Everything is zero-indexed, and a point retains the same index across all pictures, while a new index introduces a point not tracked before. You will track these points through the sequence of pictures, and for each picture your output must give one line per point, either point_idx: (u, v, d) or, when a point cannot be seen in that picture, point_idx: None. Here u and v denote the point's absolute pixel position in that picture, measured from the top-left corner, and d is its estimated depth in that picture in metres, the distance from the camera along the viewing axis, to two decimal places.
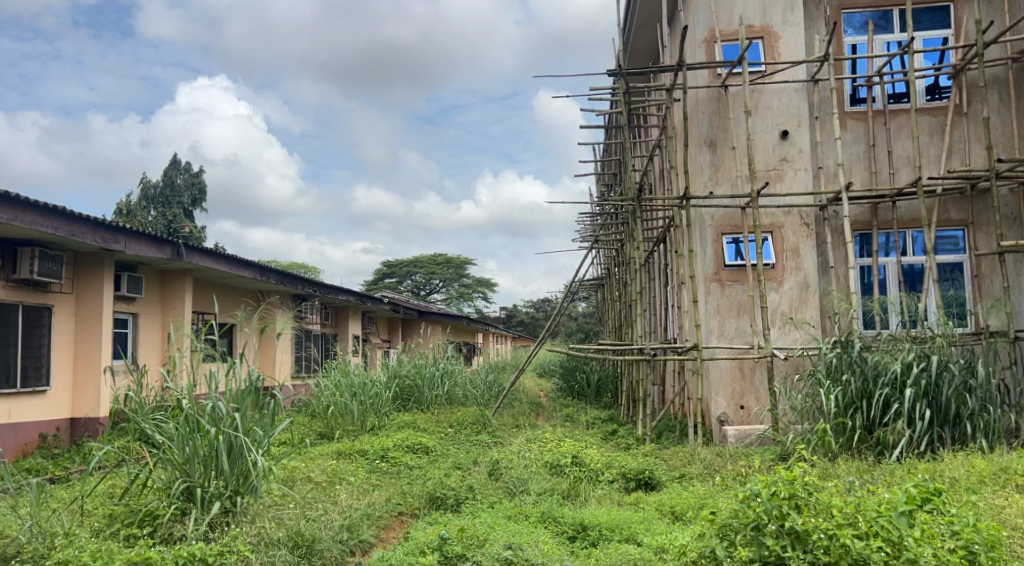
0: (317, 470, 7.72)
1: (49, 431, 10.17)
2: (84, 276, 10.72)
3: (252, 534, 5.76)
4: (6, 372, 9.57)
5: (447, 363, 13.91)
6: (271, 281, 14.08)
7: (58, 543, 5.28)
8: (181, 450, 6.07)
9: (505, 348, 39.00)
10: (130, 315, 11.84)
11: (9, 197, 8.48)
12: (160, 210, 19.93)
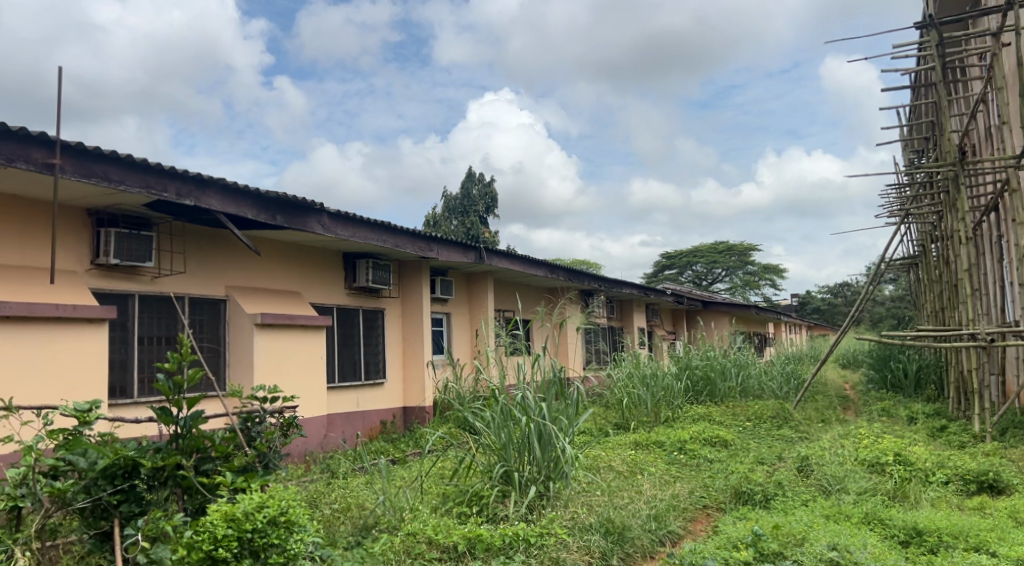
0: (619, 460, 7.88)
1: (387, 418, 11.47)
2: (407, 281, 11.97)
3: (567, 518, 6.00)
4: (353, 367, 10.98)
5: (741, 354, 13.48)
6: (563, 277, 14.63)
7: (406, 516, 5.98)
8: (497, 436, 6.49)
9: (799, 337, 36.91)
10: (444, 314, 12.99)
11: (347, 217, 9.75)
12: (459, 219, 21.61)
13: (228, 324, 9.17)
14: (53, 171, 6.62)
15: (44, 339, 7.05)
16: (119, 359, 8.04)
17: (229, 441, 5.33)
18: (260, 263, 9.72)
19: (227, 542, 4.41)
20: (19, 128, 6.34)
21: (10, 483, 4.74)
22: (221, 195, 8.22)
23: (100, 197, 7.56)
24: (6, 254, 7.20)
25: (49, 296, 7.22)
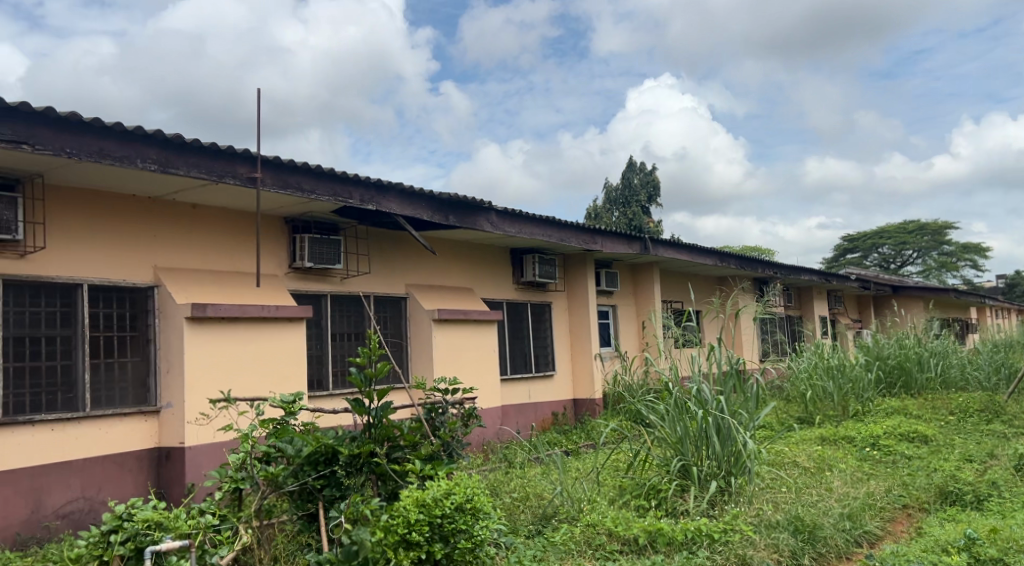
0: (804, 456, 7.51)
1: (559, 410, 11.60)
2: (573, 274, 12.03)
3: (751, 514, 5.78)
4: (523, 359, 11.19)
5: (940, 343, 12.44)
6: (733, 265, 14.14)
7: (584, 507, 6.02)
8: (673, 430, 6.39)
9: (1006, 323, 33.57)
10: (610, 306, 12.95)
11: (514, 214, 9.94)
12: (622, 211, 21.39)
13: (410, 320, 9.61)
14: (255, 185, 7.23)
15: (253, 336, 7.70)
16: (315, 354, 8.63)
17: (416, 430, 5.63)
18: (435, 261, 10.12)
19: (419, 527, 4.60)
20: (226, 147, 6.97)
21: (232, 467, 5.36)
22: (400, 199, 8.64)
23: (293, 206, 8.17)
24: (220, 261, 7.95)
25: (254, 298, 7.88)
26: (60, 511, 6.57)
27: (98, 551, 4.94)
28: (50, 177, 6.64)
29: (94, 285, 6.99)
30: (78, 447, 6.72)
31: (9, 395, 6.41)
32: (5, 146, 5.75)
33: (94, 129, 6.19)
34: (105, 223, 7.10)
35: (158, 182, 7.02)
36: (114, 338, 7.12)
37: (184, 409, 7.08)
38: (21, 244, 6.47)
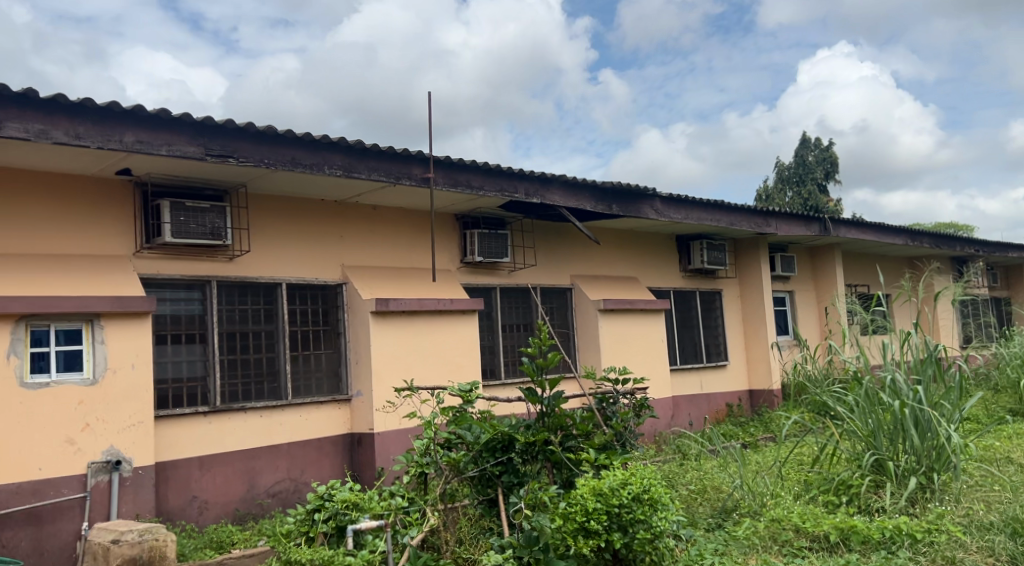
0: (1019, 452, 6.83)
1: (734, 401, 11.29)
2: (746, 259, 11.63)
3: (960, 514, 5.36)
4: (694, 349, 10.98)
5: None
6: (926, 244, 13.09)
7: (768, 502, 5.82)
8: (864, 423, 6.02)
9: None
10: (787, 293, 12.39)
11: (681, 199, 9.77)
12: (796, 190, 20.32)
13: (574, 309, 9.72)
14: (429, 184, 7.57)
15: (432, 328, 8.08)
16: (487, 345, 8.97)
17: (587, 419, 5.67)
18: (600, 252, 10.15)
19: (597, 515, 4.63)
20: (402, 150, 7.34)
21: (417, 453, 5.72)
22: (566, 191, 8.73)
23: (464, 203, 8.47)
24: (399, 258, 8.40)
25: (432, 292, 8.26)
26: (270, 490, 7.20)
27: (306, 528, 5.42)
28: (252, 186, 7.27)
29: (292, 284, 7.59)
30: (283, 432, 7.34)
31: (226, 385, 7.10)
32: (214, 160, 6.37)
33: (287, 140, 6.72)
34: (299, 226, 7.68)
35: (343, 186, 7.51)
36: (309, 332, 7.71)
37: (372, 397, 7.56)
38: (230, 248, 7.12)
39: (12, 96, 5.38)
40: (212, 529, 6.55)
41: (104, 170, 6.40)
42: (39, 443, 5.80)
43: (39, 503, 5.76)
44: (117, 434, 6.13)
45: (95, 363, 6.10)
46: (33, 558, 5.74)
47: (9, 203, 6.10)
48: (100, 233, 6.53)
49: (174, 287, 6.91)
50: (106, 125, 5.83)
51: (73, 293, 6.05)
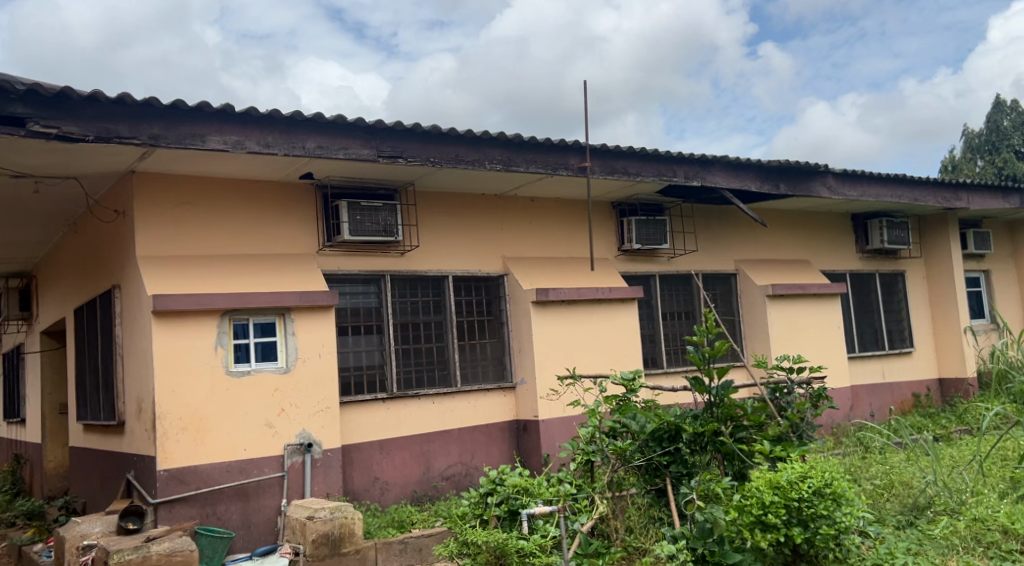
0: None
1: (921, 391, 10.57)
2: (932, 237, 10.83)
3: None
4: (874, 336, 10.37)
5: None
6: None
7: (968, 500, 5.42)
8: None
9: None
10: (981, 272, 11.44)
11: (854, 175, 9.24)
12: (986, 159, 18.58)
13: (740, 296, 9.44)
14: (587, 173, 7.61)
15: (593, 317, 8.15)
16: (649, 334, 8.92)
17: (760, 410, 5.51)
18: (769, 236, 9.80)
19: (776, 508, 4.51)
20: (558, 140, 7.42)
21: (583, 441, 5.80)
22: (728, 172, 8.50)
23: (622, 190, 8.44)
24: (558, 248, 8.51)
25: (593, 281, 8.33)
26: (444, 473, 7.55)
27: (480, 511, 5.67)
28: (420, 184, 7.59)
29: (457, 276, 7.88)
30: (454, 418, 7.66)
31: (401, 372, 7.49)
32: (385, 161, 6.73)
33: (449, 138, 6.97)
34: (462, 220, 7.96)
35: (504, 180, 7.70)
36: (475, 322, 7.97)
37: (536, 385, 7.74)
38: (401, 244, 7.50)
39: (212, 112, 5.93)
40: (394, 509, 6.97)
41: (289, 175, 6.92)
42: (244, 427, 6.39)
43: (246, 480, 6.35)
44: (308, 418, 6.65)
45: (288, 353, 6.62)
46: (242, 530, 6.34)
47: (211, 208, 6.70)
48: (289, 233, 7.05)
49: (352, 282, 7.35)
50: (290, 134, 6.29)
51: (268, 289, 6.60)
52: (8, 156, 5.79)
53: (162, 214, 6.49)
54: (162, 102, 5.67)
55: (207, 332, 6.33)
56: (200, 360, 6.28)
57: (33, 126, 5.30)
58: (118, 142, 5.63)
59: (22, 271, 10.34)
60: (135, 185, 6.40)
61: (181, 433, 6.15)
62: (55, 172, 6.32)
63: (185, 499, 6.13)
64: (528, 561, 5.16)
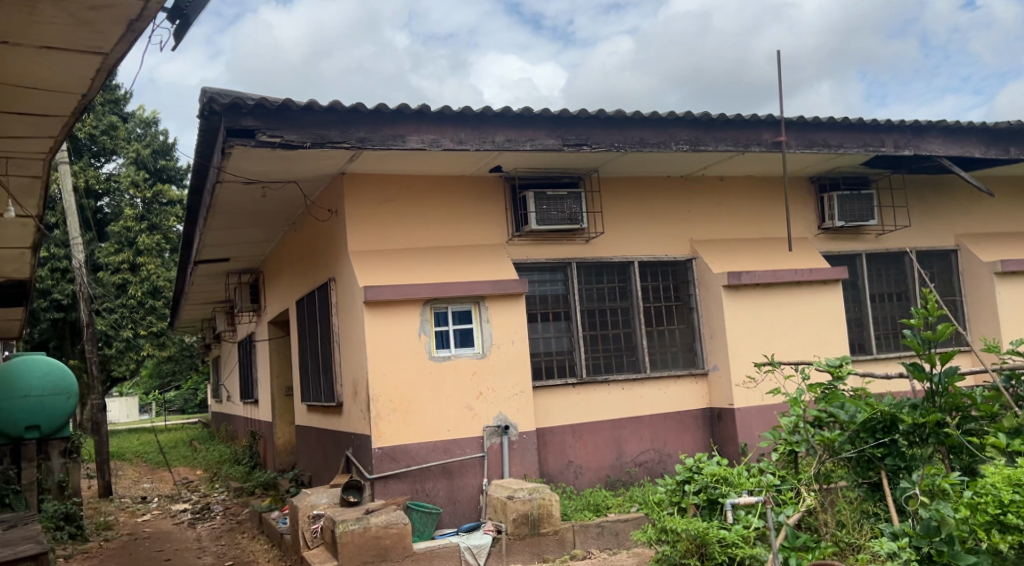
0: None
1: None
2: None
3: None
4: None
5: None
6: None
7: None
8: None
9: None
10: None
11: None
12: None
13: (962, 274, 8.65)
14: (781, 149, 7.29)
15: (791, 300, 7.80)
16: (855, 317, 8.38)
17: (992, 400, 5.30)
18: (994, 207, 8.93)
19: (1018, 509, 4.13)
20: (750, 116, 7.17)
21: (785, 431, 5.51)
22: (943, 139, 7.82)
23: (820, 164, 7.97)
24: (750, 228, 8.20)
25: (789, 262, 7.94)
26: (637, 459, 7.54)
27: (677, 499, 5.55)
28: (604, 170, 7.60)
29: (644, 261, 7.81)
30: (646, 404, 7.61)
31: (590, 358, 7.56)
32: (571, 150, 6.79)
33: (635, 122, 6.92)
34: (649, 204, 7.87)
35: (692, 161, 7.54)
36: (663, 308, 7.89)
37: (730, 372, 7.53)
38: (586, 231, 7.56)
39: (411, 113, 6.26)
40: (589, 492, 7.06)
41: (481, 168, 7.15)
42: (446, 410, 6.73)
43: (450, 460, 6.69)
44: (505, 401, 6.89)
45: (484, 339, 6.88)
46: (448, 507, 6.70)
47: (410, 203, 7.07)
48: (482, 223, 7.28)
49: (540, 270, 7.49)
50: (481, 129, 6.51)
51: (464, 279, 6.88)
52: (239, 165, 6.44)
53: (368, 210, 6.93)
54: (367, 107, 6.07)
55: (411, 319, 6.71)
56: (405, 347, 6.67)
57: (261, 137, 5.86)
58: (330, 146, 6.09)
59: (251, 267, 11.46)
60: (345, 186, 6.89)
61: (391, 414, 6.57)
62: (278, 177, 6.95)
63: (397, 476, 6.55)
64: (731, 552, 5.05)
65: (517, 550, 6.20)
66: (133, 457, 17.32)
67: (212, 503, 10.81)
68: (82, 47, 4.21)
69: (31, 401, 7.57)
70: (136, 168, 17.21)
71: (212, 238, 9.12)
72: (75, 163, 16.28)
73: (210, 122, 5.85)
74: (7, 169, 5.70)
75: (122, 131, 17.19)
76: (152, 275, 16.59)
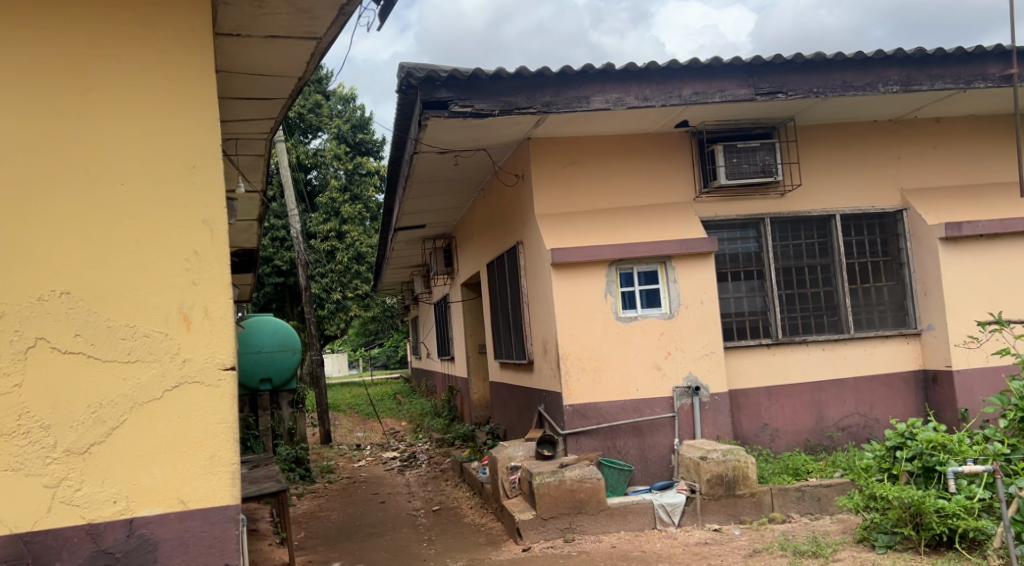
0: None
1: None
2: None
3: None
4: None
5: None
6: None
7: None
8: None
9: None
10: None
11: None
12: None
13: None
14: (1013, 82, 6.59)
15: (1019, 252, 7.07)
16: None
17: None
18: None
19: None
20: (973, 49, 6.51)
21: (1016, 396, 5.18)
22: None
23: None
24: (969, 173, 7.47)
25: (1018, 209, 7.17)
26: (840, 423, 7.19)
27: (888, 465, 5.30)
28: (801, 118, 7.19)
29: (846, 214, 7.34)
30: (849, 366, 7.22)
31: (786, 318, 7.26)
32: (764, 99, 6.48)
33: (837, 64, 6.49)
34: (850, 152, 7.37)
35: (900, 103, 6.96)
36: (868, 264, 7.42)
37: (949, 332, 6.97)
38: (781, 184, 7.21)
39: (596, 73, 6.23)
40: (788, 456, 6.85)
41: (666, 125, 7.00)
42: (637, 369, 6.75)
43: (640, 419, 6.73)
44: (695, 362, 6.80)
45: (672, 299, 6.80)
46: (640, 464, 6.75)
47: (595, 163, 7.05)
48: (671, 180, 7.14)
49: (730, 228, 7.25)
50: (667, 83, 6.37)
51: (653, 238, 6.80)
52: (434, 136, 6.73)
53: (554, 173, 7.00)
54: (552, 70, 6.11)
55: (598, 281, 6.76)
56: (595, 307, 6.74)
57: (453, 107, 6.09)
58: (518, 113, 6.22)
59: (445, 232, 11.98)
60: (532, 151, 6.99)
61: (581, 373, 6.69)
62: (470, 146, 7.19)
63: (589, 432, 6.69)
64: (952, 522, 4.84)
65: (712, 510, 6.16)
66: (347, 408, 18.87)
67: (417, 452, 11.58)
68: (299, 34, 4.56)
69: (264, 355, 8.41)
70: (339, 142, 18.42)
71: (409, 206, 9.62)
72: (288, 140, 17.73)
73: (407, 96, 6.16)
74: (236, 149, 6.32)
75: (326, 109, 18.47)
76: (356, 242, 17.84)
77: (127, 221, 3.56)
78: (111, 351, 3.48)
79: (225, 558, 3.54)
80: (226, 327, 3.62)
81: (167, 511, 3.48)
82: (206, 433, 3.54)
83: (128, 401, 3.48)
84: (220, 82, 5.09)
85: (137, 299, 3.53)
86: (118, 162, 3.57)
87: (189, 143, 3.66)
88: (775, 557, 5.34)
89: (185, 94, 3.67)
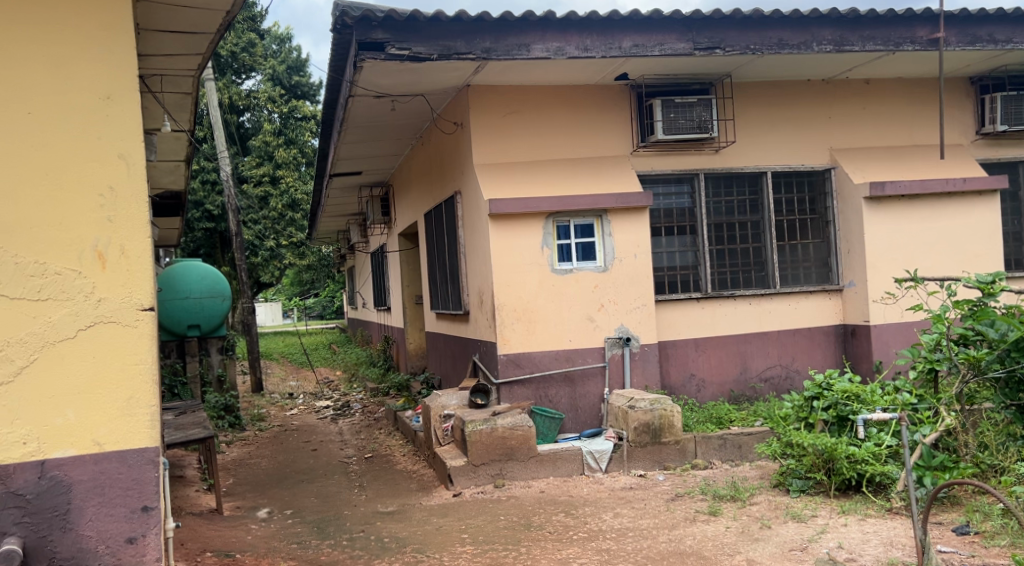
0: None
1: None
2: None
3: None
4: None
5: None
6: None
7: None
8: None
9: None
10: None
11: None
12: None
13: None
14: (939, 46, 6.76)
15: (937, 213, 7.33)
16: (1012, 232, 8.02)
17: None
18: None
19: None
20: (904, 12, 6.65)
21: (926, 348, 5.42)
22: None
23: (984, 62, 7.37)
24: (895, 135, 7.69)
25: (938, 171, 7.43)
26: (763, 375, 7.44)
27: (805, 414, 5.53)
28: (738, 75, 7.25)
29: (777, 171, 7.50)
30: (774, 320, 7.44)
31: (716, 273, 7.41)
32: (702, 54, 6.51)
33: (774, 21, 6.53)
34: (784, 111, 7.49)
35: (833, 63, 7.09)
36: (796, 221, 7.61)
37: (868, 288, 7.24)
38: (716, 140, 7.29)
39: (536, 21, 6.15)
40: (712, 405, 7.05)
41: (606, 77, 6.98)
42: (570, 319, 6.83)
43: (573, 368, 6.84)
44: (627, 314, 6.90)
45: (606, 253, 6.86)
46: (570, 413, 6.88)
47: (535, 113, 7.01)
48: (609, 133, 7.14)
49: (666, 183, 7.33)
50: (607, 34, 6.33)
51: (590, 190, 6.82)
52: (371, 79, 6.57)
53: (493, 122, 6.93)
54: (492, 15, 6.00)
55: (534, 233, 6.76)
56: (531, 259, 6.77)
57: (390, 49, 5.93)
58: (456, 58, 6.12)
59: (382, 180, 11.80)
60: (471, 98, 6.89)
61: (516, 323, 6.75)
62: (407, 91, 7.05)
63: (522, 381, 6.78)
64: (861, 468, 5.10)
65: (638, 457, 6.33)
66: (280, 358, 18.63)
67: (351, 401, 11.56)
68: None
69: (192, 301, 8.20)
70: (273, 84, 17.95)
71: (345, 151, 9.42)
72: (219, 79, 17.02)
73: (342, 36, 5.97)
74: (162, 86, 6.05)
75: (260, 48, 17.78)
76: (290, 187, 17.46)
77: (38, 153, 3.41)
78: (19, 289, 3.36)
79: (144, 500, 3.48)
80: (143, 266, 3.51)
81: (81, 453, 3.41)
82: (124, 375, 3.46)
83: (38, 339, 3.37)
84: (143, 11, 4.86)
85: (48, 233, 3.40)
86: (24, 90, 3.40)
87: (100, 72, 3.49)
88: (696, 501, 5.53)
89: (99, 20, 3.48)
